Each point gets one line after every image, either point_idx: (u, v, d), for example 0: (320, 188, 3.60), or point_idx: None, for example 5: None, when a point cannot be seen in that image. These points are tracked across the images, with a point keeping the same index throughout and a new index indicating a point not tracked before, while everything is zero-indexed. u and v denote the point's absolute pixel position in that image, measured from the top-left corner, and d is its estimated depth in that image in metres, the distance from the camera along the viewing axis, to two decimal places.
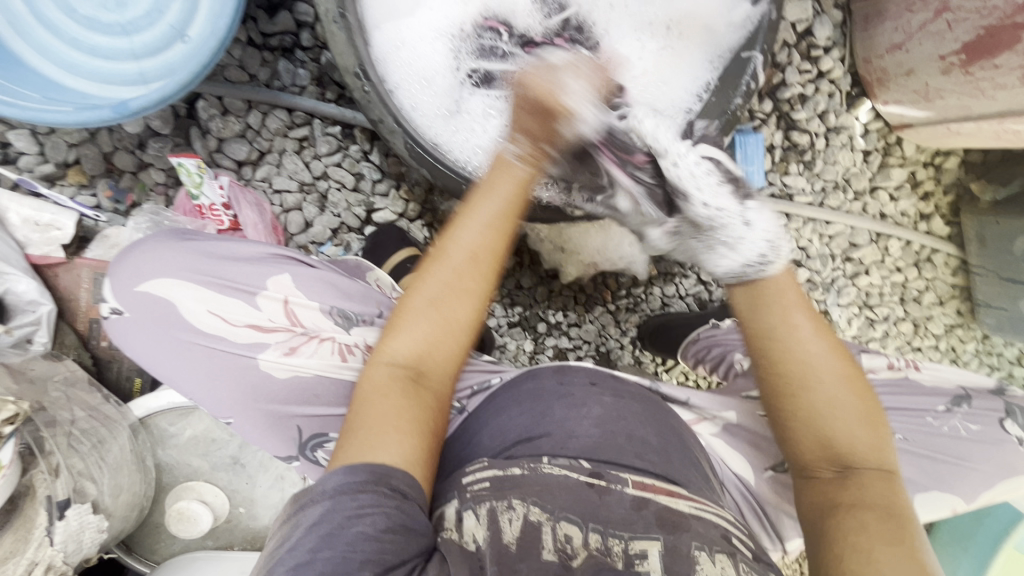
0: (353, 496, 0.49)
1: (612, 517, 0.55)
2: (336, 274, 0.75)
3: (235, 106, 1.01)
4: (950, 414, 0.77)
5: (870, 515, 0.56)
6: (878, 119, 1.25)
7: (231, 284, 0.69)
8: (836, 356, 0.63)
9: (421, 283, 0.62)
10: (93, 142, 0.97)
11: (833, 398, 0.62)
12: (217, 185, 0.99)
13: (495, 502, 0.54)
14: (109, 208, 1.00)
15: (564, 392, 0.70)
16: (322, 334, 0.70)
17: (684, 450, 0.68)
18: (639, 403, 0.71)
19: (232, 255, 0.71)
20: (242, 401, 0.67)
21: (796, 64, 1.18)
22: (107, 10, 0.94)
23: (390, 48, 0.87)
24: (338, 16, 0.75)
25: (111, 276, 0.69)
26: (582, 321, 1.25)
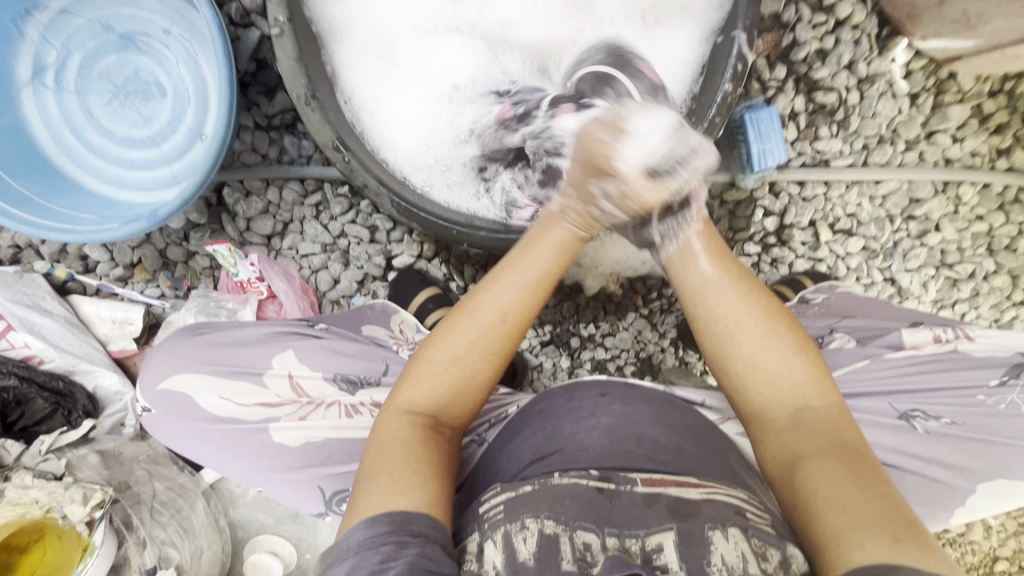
0: (376, 549, 0.52)
1: (626, 519, 0.59)
2: (341, 339, 0.82)
3: (255, 186, 1.11)
4: (1006, 388, 0.66)
5: (833, 462, 0.61)
6: (921, 57, 1.09)
7: (237, 369, 0.77)
8: (753, 302, 0.71)
9: (437, 339, 0.67)
10: (149, 242, 1.12)
11: (759, 342, 0.69)
12: (248, 263, 1.10)
13: (510, 525, 0.58)
14: (171, 294, 1.14)
15: (574, 407, 0.79)
16: (328, 401, 0.77)
17: (698, 451, 0.74)
18: (648, 406, 0.80)
19: (240, 342, 0.79)
20: (268, 469, 0.73)
21: (806, 19, 1.07)
22: (138, 127, 1.06)
23: (366, 85, 0.90)
24: (310, 98, 0.81)
25: (140, 381, 0.79)
26: (616, 330, 1.23)
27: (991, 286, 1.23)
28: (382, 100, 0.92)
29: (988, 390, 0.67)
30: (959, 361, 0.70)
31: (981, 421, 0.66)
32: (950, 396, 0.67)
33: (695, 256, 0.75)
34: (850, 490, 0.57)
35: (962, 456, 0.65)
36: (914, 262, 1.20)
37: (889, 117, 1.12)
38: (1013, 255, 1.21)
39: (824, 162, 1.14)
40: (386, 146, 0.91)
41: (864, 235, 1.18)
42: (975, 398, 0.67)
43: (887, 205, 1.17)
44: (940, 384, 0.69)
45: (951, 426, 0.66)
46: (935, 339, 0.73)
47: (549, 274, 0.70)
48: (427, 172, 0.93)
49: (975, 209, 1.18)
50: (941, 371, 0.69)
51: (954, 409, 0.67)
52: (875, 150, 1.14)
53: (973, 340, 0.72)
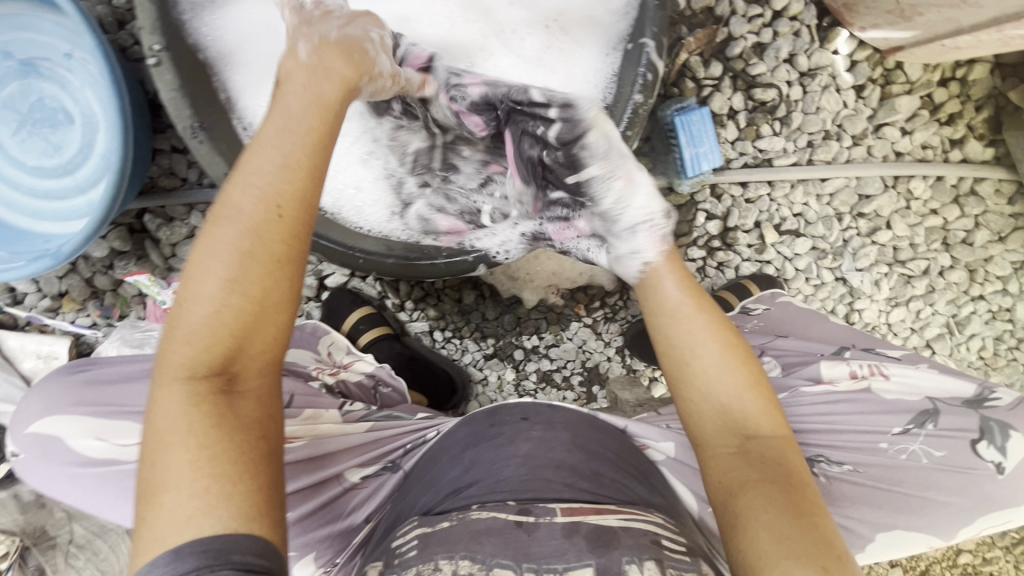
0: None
1: (543, 552, 0.58)
2: None
3: (177, 212, 1.08)
4: (908, 436, 0.65)
5: (774, 489, 0.57)
6: (864, 47, 1.04)
7: (117, 408, 0.74)
8: (713, 330, 0.65)
9: (194, 285, 0.52)
10: (75, 272, 1.10)
11: (716, 371, 0.63)
12: (171, 291, 1.06)
13: (421, 566, 0.57)
14: (103, 323, 1.13)
15: (494, 433, 0.77)
16: None
17: (617, 474, 0.74)
18: (569, 430, 0.78)
19: (127, 377, 0.77)
20: None
21: (741, 12, 1.01)
22: (48, 156, 1.02)
23: (263, 107, 0.84)
24: (197, 131, 0.76)
25: (13, 424, 0.76)
26: (560, 340, 1.20)
27: (947, 281, 1.19)
28: None
29: (890, 438, 0.66)
30: (871, 402, 0.68)
31: (878, 471, 0.64)
32: (854, 442, 0.66)
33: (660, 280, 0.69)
34: (789, 522, 0.54)
35: (861, 507, 0.64)
36: (864, 261, 1.16)
37: (833, 111, 1.07)
38: (969, 249, 1.17)
39: (767, 162, 1.09)
40: None
41: (812, 235, 1.14)
42: (878, 447, 0.65)
43: (835, 202, 1.12)
44: (845, 429, 0.67)
45: (852, 473, 0.65)
46: (851, 375, 0.70)
47: (308, 141, 0.56)
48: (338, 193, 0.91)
49: (928, 203, 1.13)
50: (851, 415, 0.67)
51: (853, 457, 0.65)
52: (821, 146, 1.08)
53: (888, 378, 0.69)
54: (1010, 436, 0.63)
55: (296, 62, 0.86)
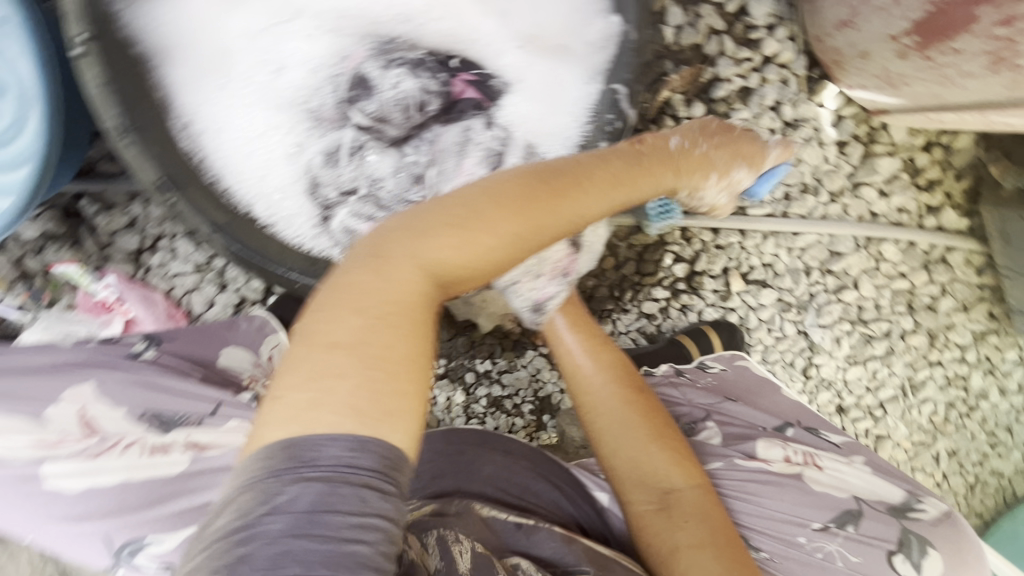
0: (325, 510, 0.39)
1: (542, 550, 0.69)
2: (161, 374, 0.78)
3: (119, 200, 1.02)
4: (829, 534, 0.69)
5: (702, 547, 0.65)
6: (851, 103, 1.01)
7: (17, 400, 0.70)
8: (611, 387, 0.76)
9: (389, 256, 0.48)
10: (4, 252, 1.05)
11: (620, 428, 0.73)
12: (103, 283, 0.99)
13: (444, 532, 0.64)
14: (31, 307, 1.06)
15: (458, 453, 0.82)
16: (125, 438, 0.71)
17: (572, 498, 0.83)
18: (528, 459, 0.84)
19: (34, 369, 0.74)
20: (39, 515, 0.65)
21: (730, 53, 0.97)
22: None
23: (206, 106, 0.80)
24: (126, 131, 0.69)
25: None
26: (513, 367, 1.17)
27: (906, 345, 1.18)
28: (226, 121, 0.81)
29: (809, 533, 0.69)
30: (798, 492, 0.71)
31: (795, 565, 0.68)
32: (777, 530, 0.70)
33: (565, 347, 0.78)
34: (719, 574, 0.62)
35: None
36: (827, 318, 1.14)
37: (813, 165, 1.04)
38: (932, 314, 1.16)
39: (741, 210, 1.06)
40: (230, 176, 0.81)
41: (778, 287, 1.12)
42: (796, 540, 0.69)
43: (805, 257, 1.10)
44: (771, 516, 0.71)
45: (767, 561, 0.69)
46: (785, 459, 0.74)
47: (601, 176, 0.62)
48: (278, 207, 0.82)
49: (898, 266, 1.12)
50: (778, 499, 0.71)
51: (770, 544, 0.69)
52: (796, 200, 1.05)
53: (819, 470, 0.73)
54: (926, 553, 0.67)
55: (244, 58, 0.81)
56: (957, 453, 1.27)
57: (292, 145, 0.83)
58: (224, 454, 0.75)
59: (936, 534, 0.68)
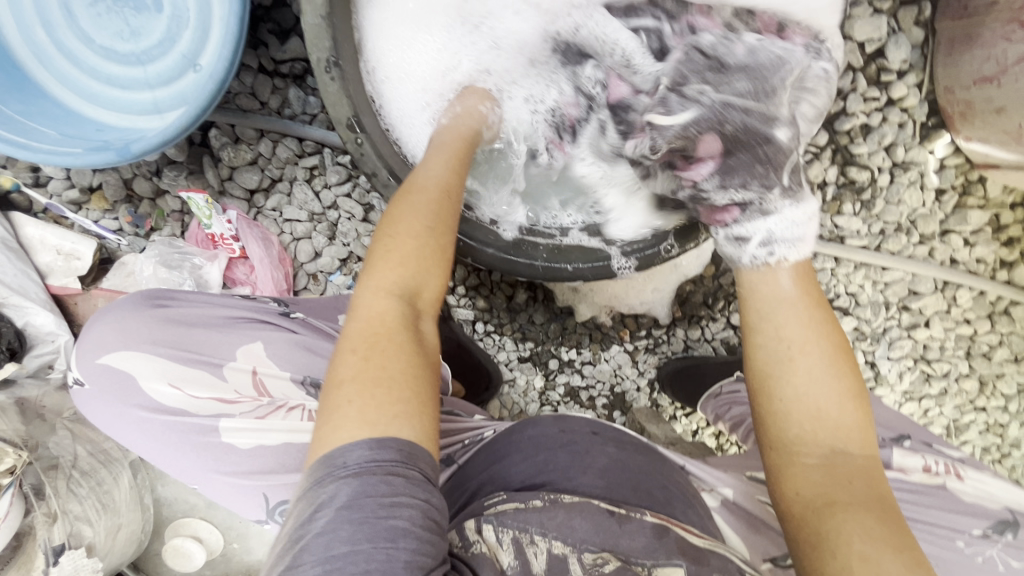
0: (382, 479, 0.44)
1: (634, 545, 0.59)
2: (318, 339, 0.76)
3: (246, 134, 1.00)
4: (985, 541, 0.69)
5: (866, 514, 0.54)
6: (958, 154, 1.08)
7: (193, 354, 0.70)
8: (808, 325, 0.64)
9: (376, 250, 0.58)
10: (114, 168, 1.00)
11: (818, 372, 0.62)
12: (227, 219, 1.00)
13: (517, 531, 0.58)
14: (130, 231, 1.03)
15: (566, 440, 0.73)
16: (290, 403, 0.71)
17: (690, 503, 0.72)
18: (640, 455, 0.76)
19: (200, 324, 0.73)
20: (208, 467, 0.66)
21: (861, 90, 1.03)
22: (123, 40, 0.93)
23: (403, 57, 0.82)
24: (332, 66, 0.71)
25: (79, 348, 0.71)
26: (597, 360, 1.19)
27: (959, 388, 1.26)
28: (417, 77, 0.84)
29: (967, 537, 0.70)
30: (945, 500, 0.72)
31: (953, 569, 0.69)
32: (928, 536, 0.70)
33: (774, 294, 0.68)
34: (886, 549, 0.51)
35: None
36: (897, 352, 1.21)
37: (912, 207, 1.11)
38: (986, 362, 1.24)
39: (839, 239, 1.12)
40: (408, 130, 0.84)
41: (858, 316, 1.18)
42: (954, 543, 0.70)
43: (887, 292, 1.17)
44: (920, 520, 0.71)
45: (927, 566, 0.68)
46: (925, 469, 0.74)
47: (457, 160, 0.70)
48: None
49: (966, 312, 1.20)
50: (925, 505, 0.72)
51: (928, 546, 0.69)
52: (892, 237, 1.12)
53: (962, 480, 0.74)
54: None
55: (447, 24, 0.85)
56: None
57: None
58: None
59: None
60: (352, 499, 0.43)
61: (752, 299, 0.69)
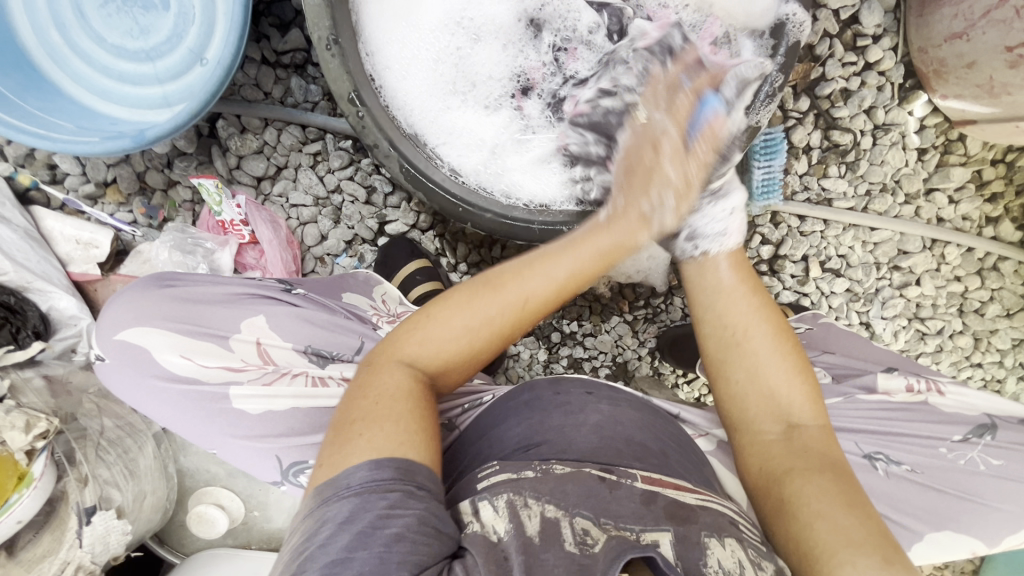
0: (382, 495, 0.49)
1: (621, 511, 0.61)
2: (319, 310, 0.79)
3: (252, 124, 1.05)
4: (967, 445, 0.75)
5: (823, 477, 0.63)
6: (936, 114, 1.12)
7: (202, 328, 0.72)
8: (762, 320, 0.74)
9: (459, 306, 0.62)
10: (127, 163, 1.05)
11: (764, 359, 0.72)
12: (235, 204, 1.04)
13: (511, 495, 0.61)
14: (144, 223, 1.07)
15: (560, 401, 0.79)
16: (294, 370, 0.74)
17: (683, 458, 0.77)
18: (633, 410, 0.81)
19: (207, 300, 0.75)
20: (223, 432, 0.70)
21: (838, 56, 1.07)
22: (133, 38, 0.98)
23: (398, 30, 0.85)
24: (332, 43, 0.76)
25: (98, 326, 0.73)
26: (598, 331, 1.23)
27: (954, 345, 1.29)
28: (413, 48, 0.86)
29: (950, 443, 0.75)
30: (930, 412, 0.78)
31: (939, 474, 0.74)
32: (915, 447, 0.75)
33: (715, 283, 0.78)
34: (838, 507, 0.59)
35: (914, 502, 0.73)
36: (890, 311, 1.24)
37: (895, 167, 1.15)
38: (979, 318, 1.27)
39: (827, 201, 1.16)
40: (406, 98, 0.85)
41: (850, 278, 1.21)
42: (937, 450, 0.75)
43: (876, 252, 1.20)
44: (907, 432, 0.76)
45: (909, 472, 0.74)
46: (909, 389, 0.79)
47: (580, 277, 0.65)
48: (444, 136, 0.88)
49: (955, 269, 1.23)
50: (913, 420, 0.77)
51: (914, 456, 0.75)
52: (877, 197, 1.16)
53: (943, 396, 0.79)
54: None
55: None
56: None
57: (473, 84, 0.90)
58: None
59: None
60: (356, 510, 0.48)
61: (698, 282, 0.79)
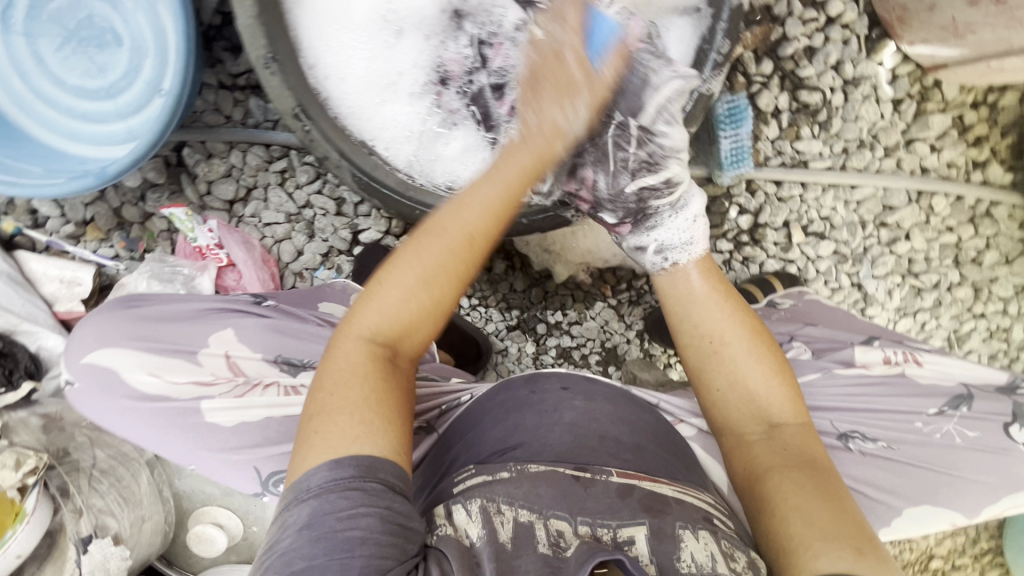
0: (343, 495, 0.50)
1: (598, 508, 0.63)
2: (288, 320, 0.80)
3: (218, 149, 1.06)
4: (943, 418, 0.73)
5: (801, 474, 0.63)
6: (907, 62, 1.09)
7: (169, 346, 0.74)
8: (739, 322, 0.72)
9: (404, 259, 0.60)
10: (103, 200, 1.08)
11: (742, 359, 0.70)
12: (206, 228, 1.06)
13: (484, 499, 0.61)
14: (126, 256, 1.10)
15: (535, 401, 0.78)
16: (266, 380, 0.75)
17: (661, 448, 0.77)
18: (609, 403, 0.80)
19: (175, 317, 0.77)
20: (198, 447, 0.71)
21: (797, 14, 1.05)
22: (91, 77, 1.00)
23: (338, 40, 0.85)
24: (270, 61, 0.76)
25: (67, 354, 0.76)
26: (583, 318, 1.22)
27: (953, 297, 1.25)
28: (354, 56, 0.86)
29: (926, 417, 0.73)
30: (906, 386, 0.75)
31: (916, 450, 0.72)
32: (891, 422, 0.73)
33: (688, 287, 0.75)
34: (817, 504, 0.59)
35: (895, 481, 0.70)
36: (881, 269, 1.21)
37: (870, 121, 1.11)
38: (977, 267, 1.23)
39: (803, 164, 1.13)
40: (352, 107, 0.86)
41: (836, 239, 1.18)
42: (914, 425, 0.73)
43: (860, 210, 1.17)
44: (882, 410, 0.74)
45: (886, 449, 0.72)
46: (885, 361, 0.77)
47: (513, 195, 0.64)
48: (395, 142, 0.89)
49: (946, 220, 1.19)
50: (889, 395, 0.74)
51: (889, 434, 0.73)
52: (855, 154, 1.12)
53: (921, 366, 0.77)
54: None
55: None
56: None
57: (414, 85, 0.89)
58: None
59: None
60: (314, 515, 0.50)
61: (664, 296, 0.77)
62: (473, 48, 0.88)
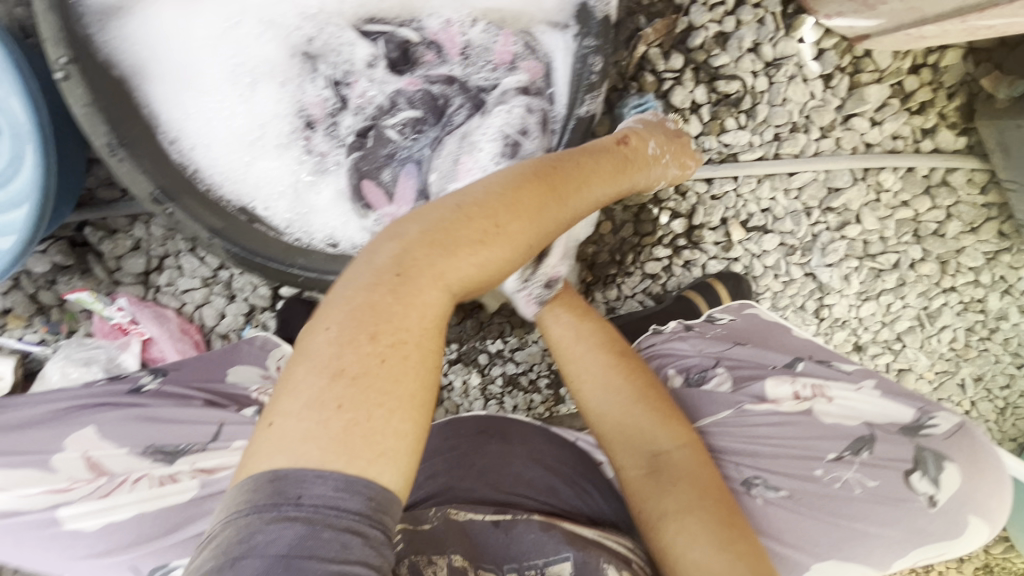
0: (330, 519, 0.41)
1: (523, 552, 0.65)
2: (163, 405, 0.79)
3: (120, 223, 1.04)
4: (844, 464, 0.73)
5: (690, 512, 0.67)
6: (830, 35, 1.00)
7: (21, 457, 0.74)
8: (604, 361, 0.77)
9: (471, 248, 0.54)
10: (18, 288, 1.06)
11: (619, 401, 0.75)
12: (117, 307, 1.04)
13: (415, 556, 0.60)
14: (53, 339, 1.09)
15: (455, 449, 0.80)
16: (134, 475, 0.74)
17: (576, 476, 0.81)
18: (525, 443, 0.83)
19: (35, 422, 0.78)
20: (69, 555, 0.70)
21: (701, 0, 0.97)
22: None
23: (198, 109, 0.82)
24: (115, 148, 0.70)
25: None
26: (525, 344, 1.18)
27: (918, 274, 1.17)
28: (217, 122, 0.83)
29: (825, 464, 0.74)
30: (809, 425, 0.76)
31: (814, 499, 0.72)
32: (791, 471, 0.74)
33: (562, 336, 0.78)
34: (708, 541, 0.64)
35: (797, 531, 0.71)
36: (833, 256, 1.13)
37: (800, 102, 1.03)
38: (941, 240, 1.14)
39: (732, 157, 1.05)
40: (222, 176, 0.83)
41: (780, 231, 1.11)
42: (813, 473, 0.73)
43: (803, 197, 1.09)
44: (785, 453, 0.75)
45: (789, 498, 0.72)
46: (794, 396, 0.78)
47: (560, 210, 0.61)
48: (275, 204, 0.86)
49: (899, 195, 1.10)
50: (793, 432, 0.76)
51: (791, 482, 0.73)
52: (787, 139, 1.04)
53: (829, 403, 0.78)
54: (944, 468, 0.71)
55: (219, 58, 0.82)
56: (983, 377, 1.26)
57: (283, 139, 0.86)
58: (226, 476, 0.75)
59: (951, 447, 0.73)
60: (301, 540, 0.40)
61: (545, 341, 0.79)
62: (332, 89, 0.86)
